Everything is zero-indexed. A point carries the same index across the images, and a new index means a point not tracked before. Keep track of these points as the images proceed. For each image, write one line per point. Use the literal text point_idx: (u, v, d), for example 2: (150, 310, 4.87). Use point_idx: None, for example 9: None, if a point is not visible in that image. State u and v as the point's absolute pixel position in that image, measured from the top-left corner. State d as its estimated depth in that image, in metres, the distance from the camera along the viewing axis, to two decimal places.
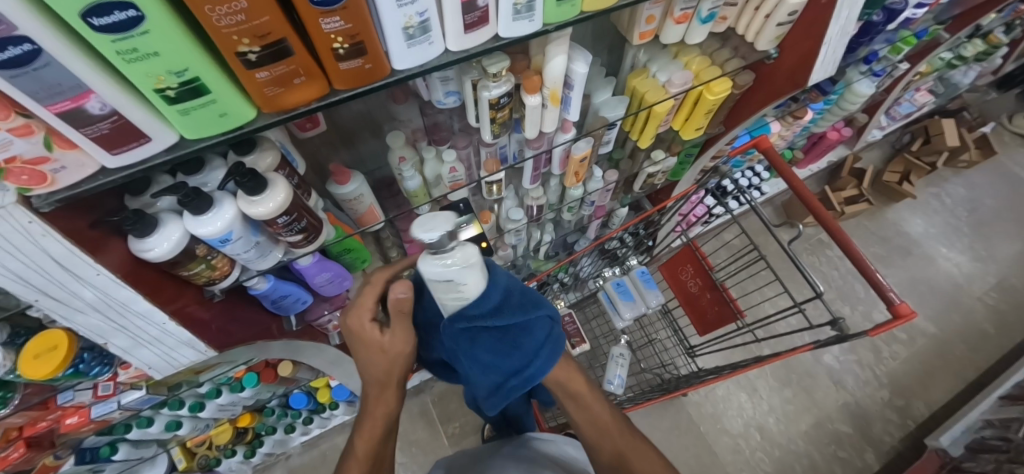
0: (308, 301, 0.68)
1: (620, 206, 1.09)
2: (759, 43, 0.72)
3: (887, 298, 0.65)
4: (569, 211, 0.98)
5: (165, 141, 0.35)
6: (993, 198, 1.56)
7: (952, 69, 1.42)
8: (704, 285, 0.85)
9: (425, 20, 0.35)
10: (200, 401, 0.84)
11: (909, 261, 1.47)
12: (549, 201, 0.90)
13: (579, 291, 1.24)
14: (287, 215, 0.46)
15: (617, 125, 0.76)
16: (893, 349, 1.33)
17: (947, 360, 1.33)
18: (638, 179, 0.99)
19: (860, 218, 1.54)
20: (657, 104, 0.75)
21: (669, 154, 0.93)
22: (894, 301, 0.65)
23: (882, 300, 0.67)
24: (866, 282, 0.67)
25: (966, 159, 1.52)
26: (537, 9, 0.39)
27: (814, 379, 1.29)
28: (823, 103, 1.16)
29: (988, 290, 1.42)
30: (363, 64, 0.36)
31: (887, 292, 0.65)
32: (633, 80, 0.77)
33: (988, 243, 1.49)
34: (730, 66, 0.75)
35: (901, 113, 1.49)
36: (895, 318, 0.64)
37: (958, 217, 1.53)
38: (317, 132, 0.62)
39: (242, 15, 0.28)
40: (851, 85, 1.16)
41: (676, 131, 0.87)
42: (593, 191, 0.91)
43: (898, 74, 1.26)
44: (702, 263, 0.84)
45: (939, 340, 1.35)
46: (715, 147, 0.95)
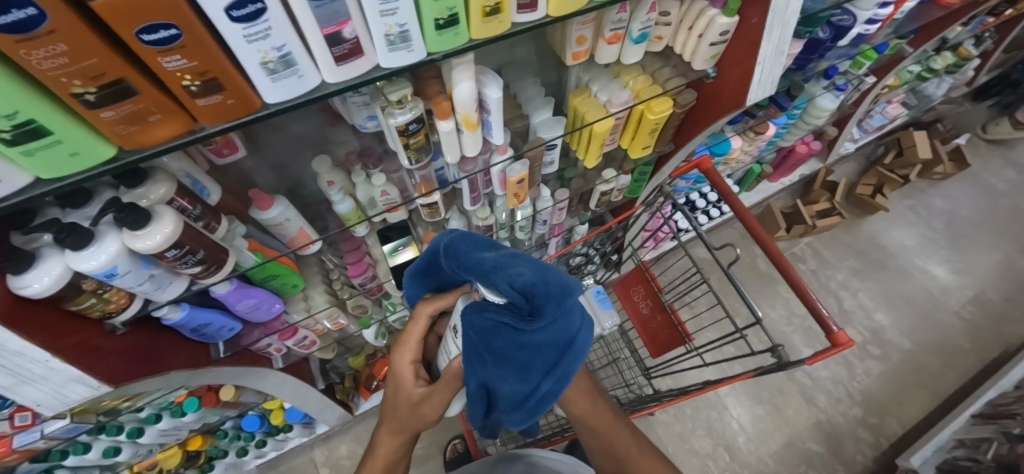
0: (236, 329, 0.68)
1: (578, 223, 1.07)
2: (695, 62, 0.72)
3: (826, 326, 0.63)
4: (522, 230, 0.97)
5: (16, 181, 0.33)
6: (969, 210, 1.54)
7: (923, 81, 1.41)
8: (654, 306, 0.83)
9: (285, 54, 0.34)
10: (139, 427, 0.82)
11: (884, 274, 1.45)
12: (499, 221, 0.89)
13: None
14: (177, 248, 0.45)
15: (556, 145, 0.75)
16: (867, 365, 1.31)
17: (922, 376, 1.30)
18: (592, 197, 0.98)
19: (834, 231, 1.52)
20: (597, 123, 0.74)
21: (622, 172, 0.92)
22: (833, 330, 0.63)
23: (822, 327, 0.64)
24: (806, 308, 0.65)
25: (941, 171, 1.51)
26: (414, 39, 0.38)
27: (785, 396, 1.27)
28: (785, 117, 1.15)
29: (964, 303, 1.40)
30: (224, 99, 0.35)
31: (825, 319, 0.63)
32: (574, 100, 0.76)
33: (965, 255, 1.47)
34: (671, 84, 0.75)
35: (873, 126, 1.48)
36: (833, 347, 0.62)
37: (935, 229, 1.52)
38: (239, 157, 0.61)
39: (64, 58, 0.27)
40: (814, 100, 1.16)
41: (625, 149, 0.86)
42: (542, 210, 0.90)
43: (866, 87, 1.26)
44: (651, 284, 0.83)
45: (915, 356, 1.33)
46: (668, 164, 0.94)
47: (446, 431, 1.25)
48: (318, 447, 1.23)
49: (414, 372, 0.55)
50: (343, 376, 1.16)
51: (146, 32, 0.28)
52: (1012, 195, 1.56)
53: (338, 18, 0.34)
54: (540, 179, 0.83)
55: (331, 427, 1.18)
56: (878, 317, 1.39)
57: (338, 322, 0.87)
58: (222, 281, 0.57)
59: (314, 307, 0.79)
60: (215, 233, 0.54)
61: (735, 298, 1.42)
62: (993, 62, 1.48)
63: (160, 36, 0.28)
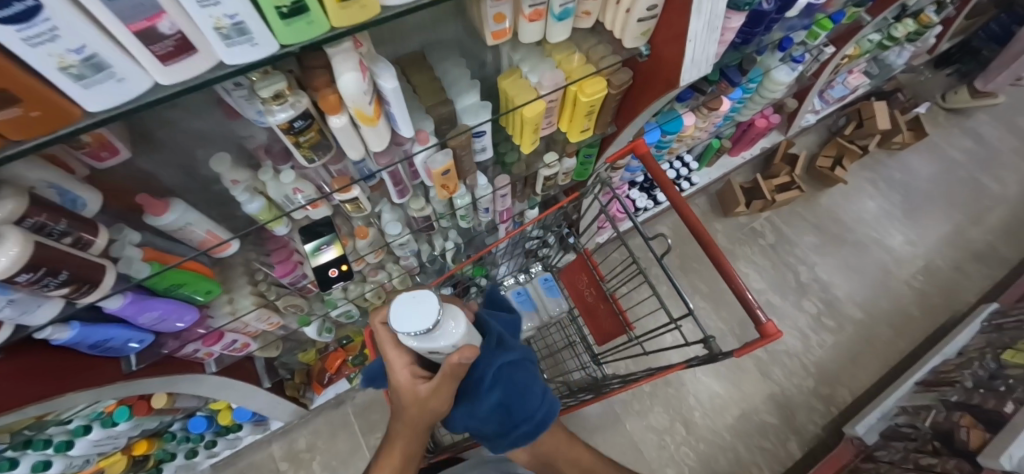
0: (145, 339, 0.65)
1: (527, 207, 1.05)
2: (626, 39, 0.67)
3: (754, 317, 0.61)
4: (465, 220, 0.93)
5: None
6: (926, 180, 1.55)
7: (884, 50, 1.39)
8: (597, 295, 0.82)
9: (91, 57, 0.29)
10: (69, 440, 0.80)
11: (840, 247, 1.47)
12: (436, 211, 0.86)
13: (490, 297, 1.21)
14: (30, 271, 0.41)
15: (485, 132, 0.71)
16: (820, 336, 1.35)
17: (872, 345, 1.34)
18: (537, 182, 0.95)
19: (793, 206, 1.53)
20: (525, 107, 0.69)
21: (565, 155, 0.89)
22: (761, 320, 0.61)
23: (752, 318, 0.63)
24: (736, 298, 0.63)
25: (899, 141, 1.51)
26: (253, 30, 0.34)
27: (740, 370, 1.31)
28: (741, 92, 1.12)
29: (915, 273, 1.43)
30: (28, 112, 0.29)
31: (754, 309, 0.61)
32: (503, 82, 0.71)
33: (920, 225, 1.49)
34: (605, 63, 0.70)
35: (834, 97, 1.46)
36: (762, 338, 0.61)
37: (892, 200, 1.53)
38: (123, 160, 0.55)
39: None
40: (770, 73, 1.12)
41: (564, 132, 0.82)
42: (483, 199, 0.87)
43: (825, 58, 1.23)
44: (593, 272, 0.82)
45: (865, 325, 1.37)
46: (612, 146, 0.91)
47: None
48: (277, 442, 1.23)
49: (411, 373, 0.53)
50: (293, 372, 1.15)
51: None
52: (968, 164, 1.57)
53: (146, 11, 0.29)
54: (474, 168, 0.79)
55: (287, 422, 1.18)
56: (833, 289, 1.41)
57: (271, 321, 0.85)
58: (111, 295, 0.53)
59: (241, 310, 0.77)
60: (88, 247, 0.49)
61: (692, 275, 1.44)
62: (955, 28, 1.45)
63: None
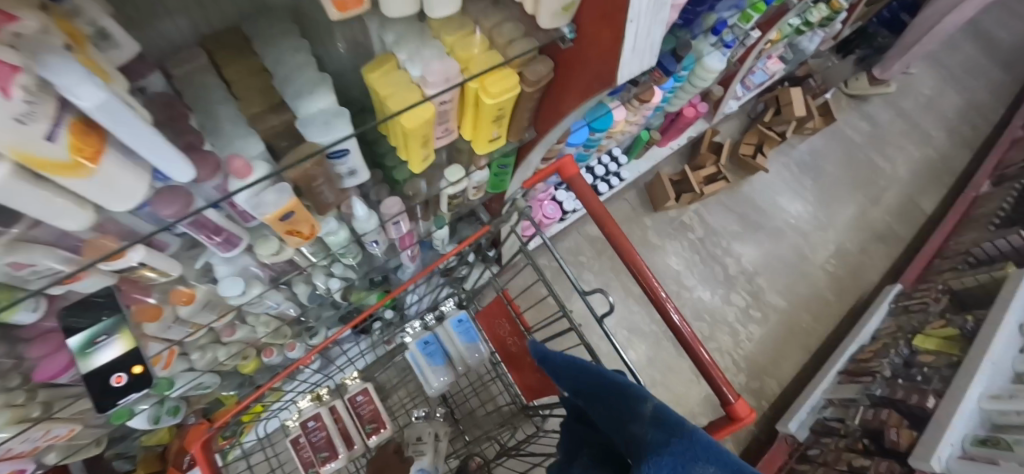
0: None
1: (433, 228, 0.84)
2: (541, 18, 0.48)
3: (722, 397, 0.49)
4: (347, 256, 0.71)
5: None
6: (833, 164, 1.61)
7: (800, 35, 1.36)
8: (523, 346, 0.67)
9: None
10: None
11: (762, 236, 1.47)
12: (301, 252, 0.63)
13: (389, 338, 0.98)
14: None
15: (350, 152, 0.50)
16: (749, 329, 1.35)
17: (794, 332, 1.37)
18: (442, 201, 0.76)
19: (719, 196, 1.50)
20: (405, 116, 0.48)
21: (474, 168, 0.70)
22: (729, 399, 0.50)
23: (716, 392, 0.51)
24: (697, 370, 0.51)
25: (812, 127, 1.53)
26: None
27: (677, 374, 1.26)
28: (671, 81, 1.00)
29: (828, 257, 1.48)
30: None
31: (716, 378, 0.50)
32: (370, 76, 0.49)
33: (830, 210, 1.54)
34: (515, 50, 0.50)
35: (754, 83, 1.42)
36: (731, 422, 0.49)
37: (805, 185, 1.56)
38: None
39: None
40: (701, 60, 1.01)
41: (468, 142, 0.63)
42: (367, 231, 0.66)
43: (750, 43, 1.15)
44: (516, 320, 0.66)
45: (787, 314, 1.39)
46: (532, 154, 0.73)
47: None
48: None
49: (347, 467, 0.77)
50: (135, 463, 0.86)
51: None
52: (866, 147, 1.66)
53: None
54: (343, 194, 0.57)
55: None
56: (758, 279, 1.41)
57: (56, 434, 0.58)
58: None
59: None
60: None
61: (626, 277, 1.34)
62: (858, 14, 1.48)
63: None
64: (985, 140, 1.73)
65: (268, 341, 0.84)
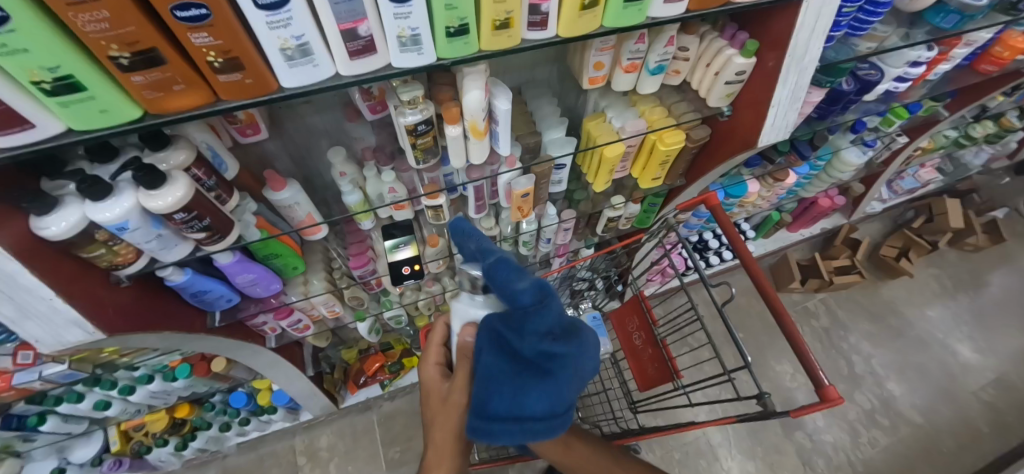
0: (234, 300, 0.70)
1: (583, 246, 1.08)
2: (711, 99, 0.72)
3: (815, 380, 0.60)
4: (525, 245, 0.96)
5: (50, 128, 0.37)
6: (1000, 286, 1.45)
7: (960, 148, 1.38)
8: (646, 338, 0.83)
9: (303, 43, 0.37)
10: (131, 385, 0.84)
11: (901, 341, 1.37)
12: (503, 234, 0.90)
13: None
14: (185, 212, 0.48)
15: (565, 165, 0.77)
16: (873, 435, 1.24)
17: (932, 456, 1.21)
18: (600, 221, 0.98)
19: (851, 291, 1.46)
20: (606, 147, 0.74)
21: (631, 200, 0.92)
22: (822, 383, 0.60)
23: (812, 380, 0.62)
24: (798, 359, 0.63)
25: (973, 242, 1.44)
26: (425, 43, 0.41)
27: (780, 455, 1.21)
28: (808, 166, 1.12)
29: (985, 385, 1.30)
30: (244, 78, 0.38)
31: (816, 371, 0.61)
32: (589, 123, 0.77)
33: (993, 333, 1.38)
34: (686, 119, 0.75)
35: (903, 188, 1.45)
36: (821, 401, 0.60)
37: (961, 301, 1.43)
38: (261, 139, 0.64)
39: (106, 24, 0.31)
40: (840, 153, 1.13)
41: (635, 178, 0.87)
42: (548, 227, 0.90)
43: (897, 147, 1.23)
44: (645, 316, 0.83)
45: (927, 433, 1.24)
46: (678, 198, 0.95)
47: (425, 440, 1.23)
48: (299, 435, 1.23)
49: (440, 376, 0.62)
50: (334, 367, 1.18)
51: (180, 9, 0.31)
52: None
53: (355, 15, 0.37)
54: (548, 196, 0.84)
55: (314, 416, 1.19)
56: (891, 386, 1.31)
57: (333, 310, 0.89)
58: (225, 251, 0.59)
59: (311, 290, 0.80)
60: (226, 203, 0.57)
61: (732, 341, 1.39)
62: None
63: (191, 13, 0.32)
64: None
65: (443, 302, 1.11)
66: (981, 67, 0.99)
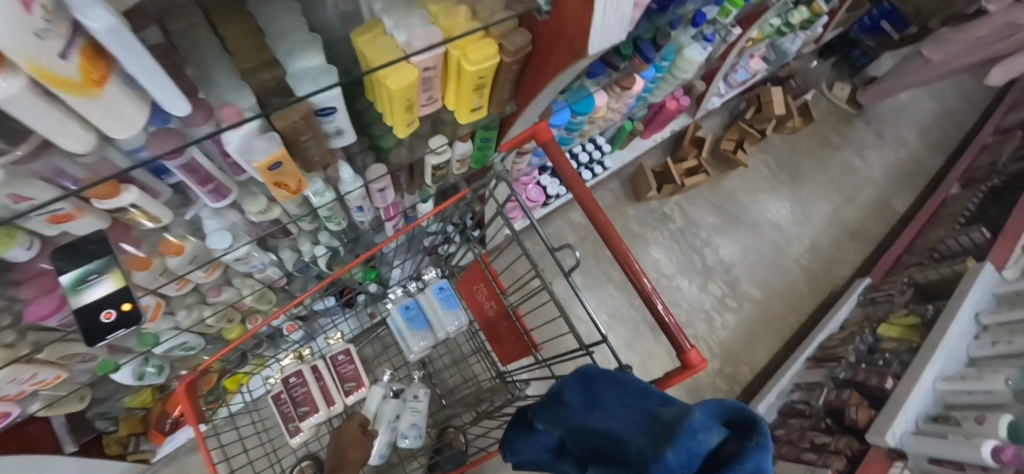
0: None
1: (418, 201, 0.86)
2: None
3: (678, 346, 0.53)
4: (330, 220, 0.73)
5: None
6: (809, 163, 1.67)
7: (782, 36, 1.43)
8: (499, 309, 0.70)
9: None
10: None
11: (740, 228, 1.52)
12: (285, 212, 0.65)
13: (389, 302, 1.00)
14: None
15: (334, 110, 0.52)
16: (724, 317, 1.40)
17: (767, 322, 1.42)
18: (423, 172, 0.77)
19: (700, 189, 1.54)
20: (387, 77, 0.51)
21: (456, 139, 0.72)
22: (685, 348, 0.53)
23: (674, 343, 0.55)
24: (658, 323, 0.54)
25: (791, 126, 1.59)
26: None
27: (653, 358, 1.31)
28: (653, 70, 1.03)
29: (802, 252, 1.53)
30: None
31: (677, 334, 0.54)
32: (357, 39, 0.51)
33: (805, 206, 1.60)
34: (495, 23, 0.54)
35: (737, 81, 1.49)
36: (684, 369, 0.53)
37: (782, 181, 1.62)
38: None
39: None
40: (682, 51, 1.06)
41: (452, 112, 0.65)
42: (350, 194, 0.67)
43: (732, 40, 1.21)
44: (493, 283, 0.69)
45: (762, 304, 1.44)
46: (513, 129, 0.76)
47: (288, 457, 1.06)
48: None
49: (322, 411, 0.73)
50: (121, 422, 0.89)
51: None
52: (842, 148, 1.72)
53: None
54: (330, 156, 0.59)
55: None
56: (734, 271, 1.46)
57: (43, 377, 0.60)
58: None
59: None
60: None
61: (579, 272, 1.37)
62: (838, 19, 1.56)
63: None
64: (957, 148, 1.79)
65: (254, 306, 0.85)
66: None
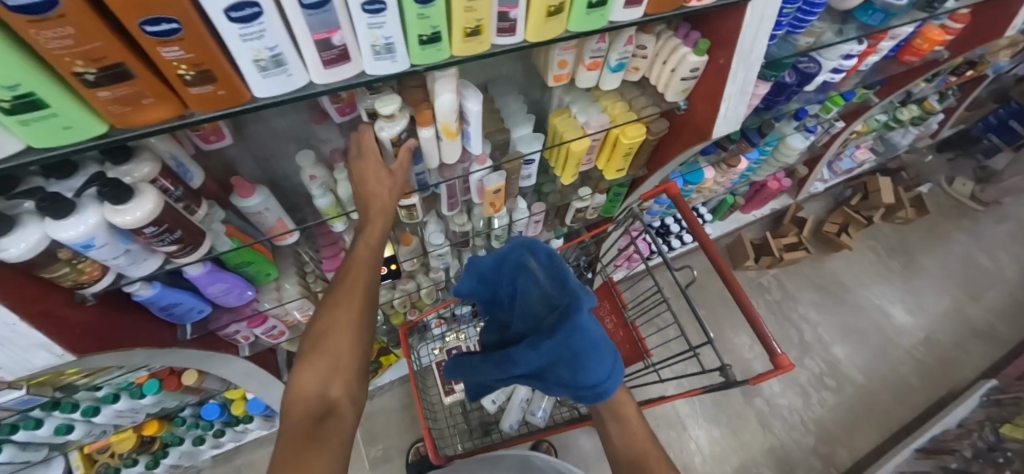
0: (206, 311, 0.68)
1: (553, 238, 1.11)
2: (668, 94, 0.77)
3: (770, 350, 0.68)
4: (497, 238, 0.98)
5: (9, 148, 0.36)
6: (925, 254, 1.63)
7: (890, 130, 1.52)
8: (618, 322, 0.88)
9: (277, 54, 0.37)
10: (95, 406, 0.79)
11: (843, 309, 1.51)
12: (475, 228, 0.92)
13: None
14: (155, 225, 0.46)
15: (534, 161, 0.79)
16: (822, 395, 1.37)
17: (871, 409, 1.36)
18: (568, 213, 1.01)
19: (800, 265, 1.59)
20: (573, 143, 0.78)
21: (597, 191, 0.96)
22: (776, 353, 0.68)
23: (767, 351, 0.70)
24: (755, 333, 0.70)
25: (902, 216, 1.60)
26: (398, 51, 0.42)
27: (742, 421, 1.32)
28: (758, 153, 1.21)
29: (914, 343, 1.47)
30: (215, 89, 0.38)
31: (770, 343, 0.69)
32: (555, 119, 0.80)
33: (918, 297, 1.55)
34: (647, 113, 0.79)
35: (842, 168, 1.58)
36: (774, 369, 0.68)
37: (892, 269, 1.60)
38: (226, 145, 0.62)
39: (70, 40, 0.30)
40: (785, 139, 1.23)
41: (600, 170, 0.91)
42: (519, 221, 0.92)
43: (835, 131, 1.35)
44: (616, 299, 0.88)
45: (866, 389, 1.39)
46: (641, 189, 1.01)
47: (408, 435, 1.26)
48: None
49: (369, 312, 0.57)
50: None
51: (150, 24, 0.31)
52: (965, 244, 1.66)
53: (329, 26, 0.38)
54: (518, 191, 0.86)
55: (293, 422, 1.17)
56: (835, 350, 1.45)
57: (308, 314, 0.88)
58: (197, 262, 0.58)
59: (286, 298, 0.79)
60: (197, 212, 0.56)
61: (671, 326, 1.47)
62: (954, 118, 1.60)
63: (161, 28, 0.31)
64: None
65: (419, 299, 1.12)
66: (906, 58, 1.10)
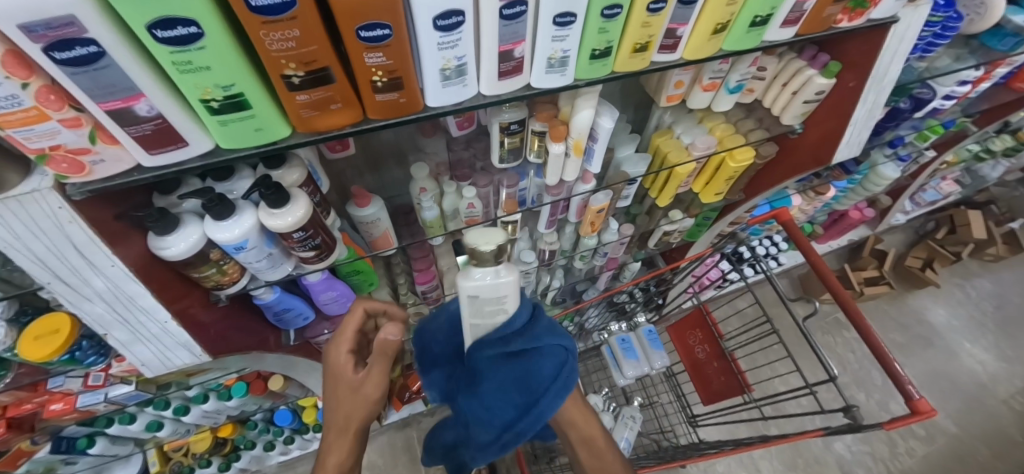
0: (310, 318, 0.68)
1: (632, 261, 1.06)
2: (785, 117, 0.73)
3: (904, 391, 0.61)
4: (581, 259, 0.95)
5: (200, 146, 0.36)
6: (1021, 296, 1.49)
7: (980, 162, 1.42)
8: (711, 352, 0.83)
9: (462, 63, 0.37)
10: (186, 405, 0.80)
11: (931, 352, 1.39)
12: (562, 247, 0.89)
13: (584, 342, 1.17)
14: (303, 231, 0.46)
15: (637, 181, 0.76)
16: (910, 444, 1.25)
17: (966, 465, 1.23)
18: (653, 236, 0.97)
19: (879, 301, 1.48)
20: (679, 166, 0.75)
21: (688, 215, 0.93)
22: (913, 396, 0.61)
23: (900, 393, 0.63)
24: (886, 371, 0.63)
25: (993, 253, 1.48)
26: (569, 65, 0.42)
27: (822, 467, 1.22)
28: (845, 182, 1.16)
29: (1014, 393, 1.33)
30: (398, 97, 0.38)
31: (904, 384, 0.62)
32: (657, 139, 0.76)
33: (1015, 342, 1.41)
34: (754, 136, 0.76)
35: (925, 200, 1.49)
36: (911, 413, 0.60)
37: (984, 311, 1.47)
38: (346, 154, 0.62)
39: (293, 42, 0.29)
40: (876, 168, 1.15)
41: (696, 193, 0.87)
42: (607, 242, 0.89)
43: (925, 161, 1.26)
44: (712, 329, 0.83)
45: (960, 441, 1.26)
46: (734, 212, 0.97)
47: None
48: None
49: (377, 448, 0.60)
50: None
51: (365, 29, 0.30)
52: None
53: (516, 38, 0.37)
54: (613, 211, 0.83)
55: (357, 434, 1.16)
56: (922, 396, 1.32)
57: None
58: (317, 270, 0.58)
59: None
60: (327, 220, 0.55)
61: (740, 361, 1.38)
62: None
63: (375, 34, 0.31)
64: None
65: None
66: (1016, 85, 1.03)
